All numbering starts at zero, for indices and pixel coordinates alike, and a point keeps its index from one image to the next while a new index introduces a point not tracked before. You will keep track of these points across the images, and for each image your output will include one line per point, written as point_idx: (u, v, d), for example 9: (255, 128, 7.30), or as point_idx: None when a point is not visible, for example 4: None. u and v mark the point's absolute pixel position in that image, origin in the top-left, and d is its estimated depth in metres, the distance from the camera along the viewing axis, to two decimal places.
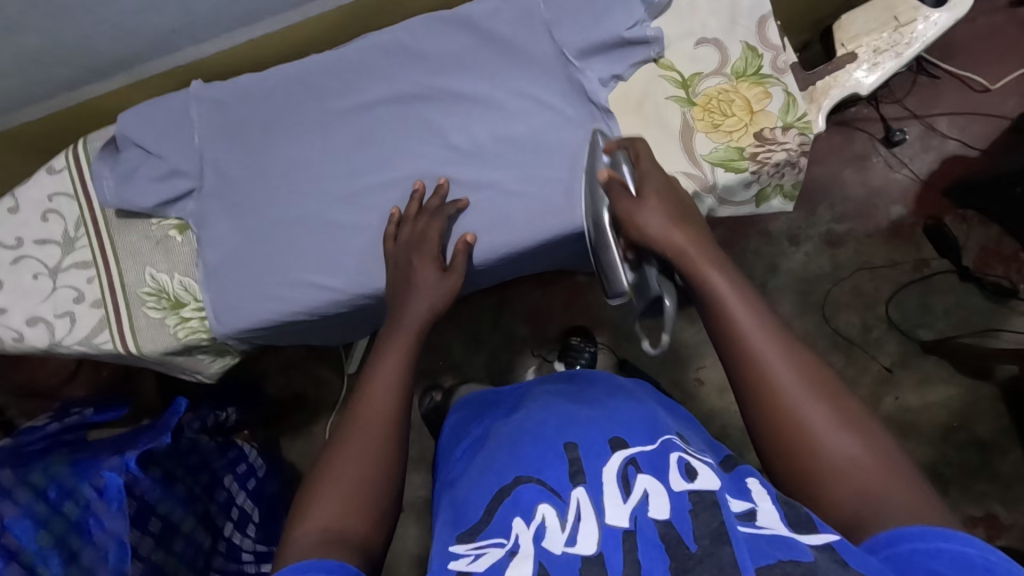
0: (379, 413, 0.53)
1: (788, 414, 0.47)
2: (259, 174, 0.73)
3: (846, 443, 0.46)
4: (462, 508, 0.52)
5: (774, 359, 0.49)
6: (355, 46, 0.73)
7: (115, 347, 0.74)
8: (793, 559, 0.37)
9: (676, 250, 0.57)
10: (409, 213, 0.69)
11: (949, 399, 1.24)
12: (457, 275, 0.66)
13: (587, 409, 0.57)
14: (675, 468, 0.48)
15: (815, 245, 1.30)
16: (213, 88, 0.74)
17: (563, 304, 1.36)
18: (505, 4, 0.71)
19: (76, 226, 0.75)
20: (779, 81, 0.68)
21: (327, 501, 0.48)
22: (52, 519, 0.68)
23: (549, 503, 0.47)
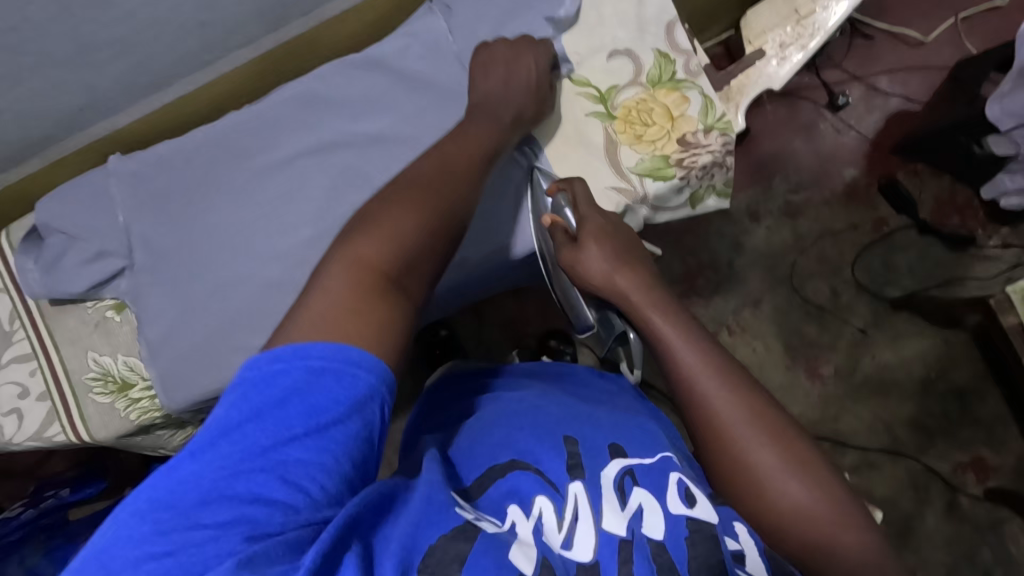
0: (450, 201, 0.53)
1: (741, 453, 0.49)
2: (190, 242, 0.72)
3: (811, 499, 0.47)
4: (457, 471, 0.53)
5: (723, 398, 0.52)
6: (274, 100, 0.73)
7: (68, 437, 0.72)
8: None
9: (627, 302, 0.60)
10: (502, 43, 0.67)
11: (925, 351, 1.25)
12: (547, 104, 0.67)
13: (581, 413, 0.58)
14: (675, 487, 0.47)
15: (775, 218, 1.30)
16: (132, 161, 0.73)
17: (538, 310, 1.36)
18: (413, 40, 0.72)
19: (10, 319, 0.74)
20: (694, 84, 0.68)
21: (392, 231, 0.48)
22: None
23: (546, 496, 0.47)
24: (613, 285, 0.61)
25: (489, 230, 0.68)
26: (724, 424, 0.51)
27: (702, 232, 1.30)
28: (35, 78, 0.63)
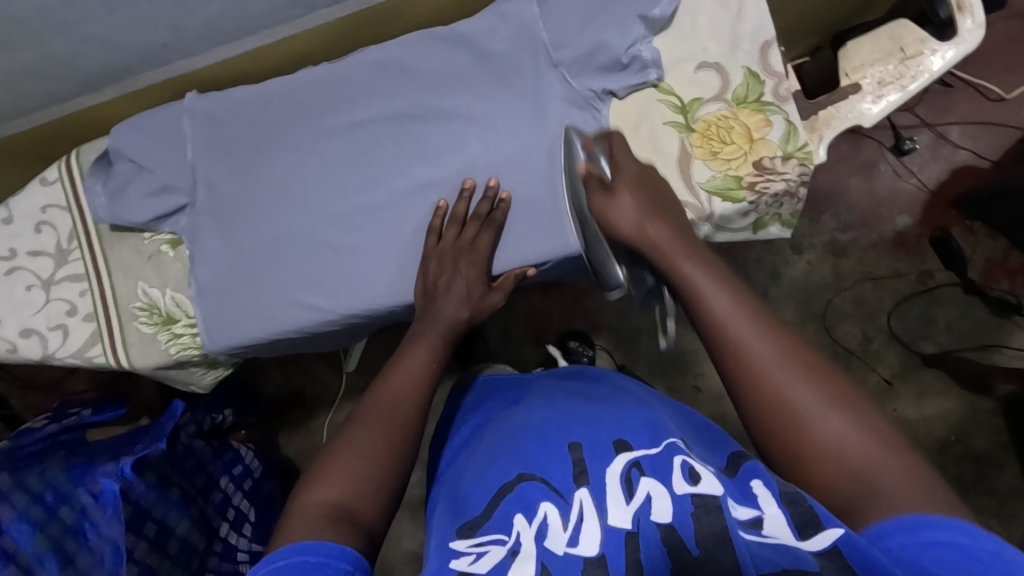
0: (403, 399, 0.56)
1: (774, 392, 0.46)
2: (252, 192, 0.73)
3: (851, 440, 0.43)
4: (466, 500, 0.54)
5: (753, 337, 0.49)
6: (353, 62, 0.73)
7: (107, 360, 0.74)
8: (795, 566, 0.36)
9: (654, 248, 0.61)
10: (458, 211, 0.68)
11: (947, 411, 1.22)
12: (501, 295, 0.69)
13: (588, 409, 0.57)
14: (678, 469, 0.44)
15: (818, 253, 1.28)
16: (207, 101, 0.73)
17: (561, 308, 1.41)
18: (502, 22, 0.70)
19: (68, 239, 0.75)
20: (781, 109, 0.66)
21: (334, 481, 0.49)
22: (48, 524, 0.87)
23: (550, 501, 0.48)
24: (644, 237, 0.62)
25: (527, 240, 0.68)
26: (750, 361, 0.48)
27: (739, 257, 1.28)
28: (125, 8, 0.63)
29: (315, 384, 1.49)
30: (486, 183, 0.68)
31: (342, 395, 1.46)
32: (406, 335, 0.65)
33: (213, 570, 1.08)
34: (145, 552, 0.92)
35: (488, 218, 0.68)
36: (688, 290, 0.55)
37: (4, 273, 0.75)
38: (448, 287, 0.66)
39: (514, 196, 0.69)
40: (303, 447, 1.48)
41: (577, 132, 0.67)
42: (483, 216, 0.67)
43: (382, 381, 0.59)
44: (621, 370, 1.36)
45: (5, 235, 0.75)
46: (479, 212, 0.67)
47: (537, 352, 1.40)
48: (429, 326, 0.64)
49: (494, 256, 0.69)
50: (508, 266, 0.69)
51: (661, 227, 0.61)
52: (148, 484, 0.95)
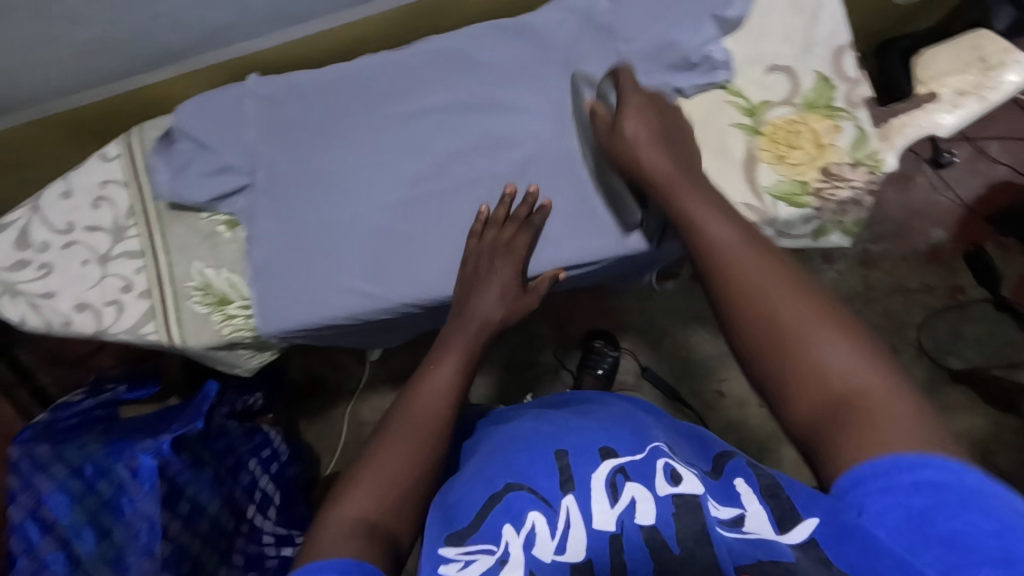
0: (431, 406, 0.55)
1: (765, 320, 0.46)
2: (311, 177, 0.73)
3: (839, 367, 0.43)
4: (453, 504, 0.51)
5: (744, 258, 0.49)
6: (419, 51, 0.73)
7: (160, 338, 0.74)
8: (773, 558, 0.39)
9: (648, 181, 0.59)
10: (497, 215, 0.67)
11: (972, 428, 1.21)
12: (534, 297, 0.67)
13: (580, 419, 0.57)
14: (661, 471, 0.47)
15: (849, 263, 1.27)
16: (270, 83, 0.74)
17: (586, 307, 1.41)
18: (570, 16, 0.70)
19: (125, 215, 0.75)
20: (851, 115, 0.66)
21: (360, 499, 0.49)
22: (85, 497, 0.92)
23: (539, 511, 0.47)
24: (642, 168, 0.59)
25: (574, 238, 0.68)
26: (739, 283, 0.48)
27: None
28: None
29: (337, 371, 1.49)
30: (528, 188, 0.68)
31: (363, 383, 1.46)
32: (439, 335, 0.64)
33: (240, 551, 1.10)
34: (176, 530, 0.94)
35: (527, 221, 0.67)
36: (683, 222, 0.54)
37: (61, 246, 0.75)
38: (481, 288, 0.65)
39: (554, 202, 0.69)
40: (322, 433, 1.49)
41: (584, 79, 0.68)
42: (522, 217, 0.67)
43: (413, 389, 0.57)
44: (644, 371, 1.36)
45: (63, 209, 0.76)
46: (517, 214, 0.67)
47: (559, 349, 1.41)
48: (460, 329, 0.62)
49: (529, 258, 0.68)
50: (538, 269, 0.69)
51: (663, 160, 0.58)
52: (184, 462, 0.96)
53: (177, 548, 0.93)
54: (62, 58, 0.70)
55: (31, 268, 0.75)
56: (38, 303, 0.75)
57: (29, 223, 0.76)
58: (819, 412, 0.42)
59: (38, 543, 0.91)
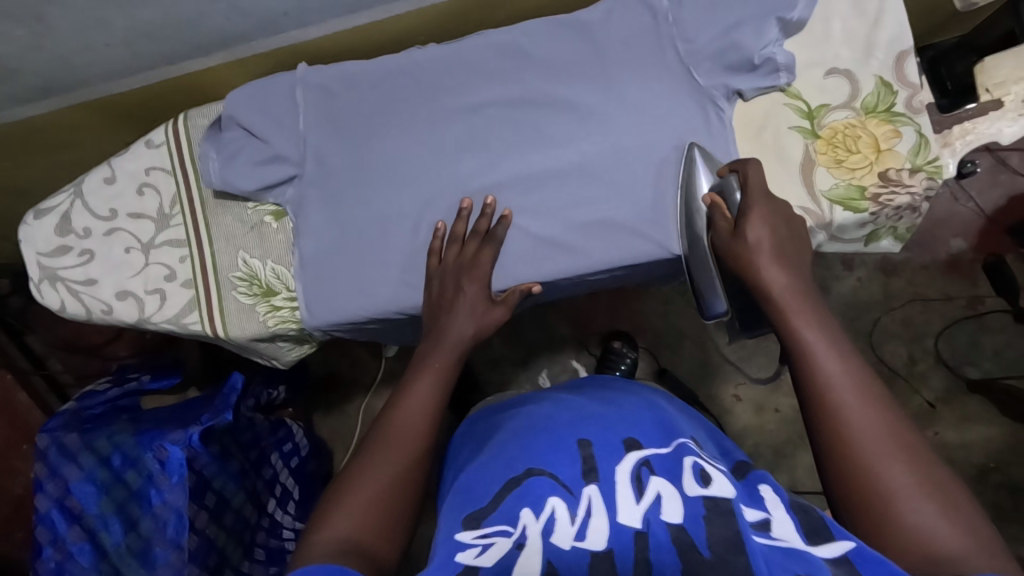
0: (410, 426, 0.58)
1: (866, 467, 0.45)
2: (360, 169, 0.72)
3: (941, 538, 0.42)
4: (472, 491, 0.55)
5: (851, 398, 0.47)
6: (474, 45, 0.72)
7: (203, 328, 0.73)
8: (808, 570, 0.40)
9: (770, 298, 0.55)
10: (456, 232, 0.68)
11: (989, 439, 1.20)
12: (505, 310, 0.68)
13: (597, 405, 0.64)
14: (689, 471, 0.51)
15: (869, 270, 1.27)
16: (323, 73, 0.73)
17: (606, 309, 1.41)
18: (627, 15, 0.70)
19: (170, 203, 0.75)
20: (912, 121, 0.66)
21: (341, 517, 0.51)
22: (114, 487, 0.92)
23: (560, 497, 0.50)
24: (757, 276, 0.56)
25: (602, 240, 0.68)
26: (847, 429, 0.46)
27: None
28: None
29: (354, 366, 1.48)
30: (483, 201, 0.69)
31: (379, 379, 1.45)
32: (414, 357, 0.65)
33: (261, 545, 1.09)
34: (205, 522, 0.93)
35: (488, 235, 0.69)
36: (797, 352, 0.51)
37: (103, 233, 0.74)
38: (453, 303, 0.67)
39: (539, 213, 0.70)
40: (336, 429, 1.48)
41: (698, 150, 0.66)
42: (483, 233, 0.68)
43: (389, 411, 0.59)
44: (663, 374, 1.36)
45: (107, 194, 0.75)
46: (478, 230, 0.68)
47: (577, 349, 1.40)
48: (436, 344, 0.65)
49: (495, 270, 0.70)
50: (511, 282, 0.70)
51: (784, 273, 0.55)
52: (212, 455, 0.95)
53: (205, 541, 0.92)
54: (115, 41, 0.70)
55: (71, 255, 0.74)
56: (79, 290, 0.74)
57: (71, 208, 0.75)
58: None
59: (65, 533, 0.90)
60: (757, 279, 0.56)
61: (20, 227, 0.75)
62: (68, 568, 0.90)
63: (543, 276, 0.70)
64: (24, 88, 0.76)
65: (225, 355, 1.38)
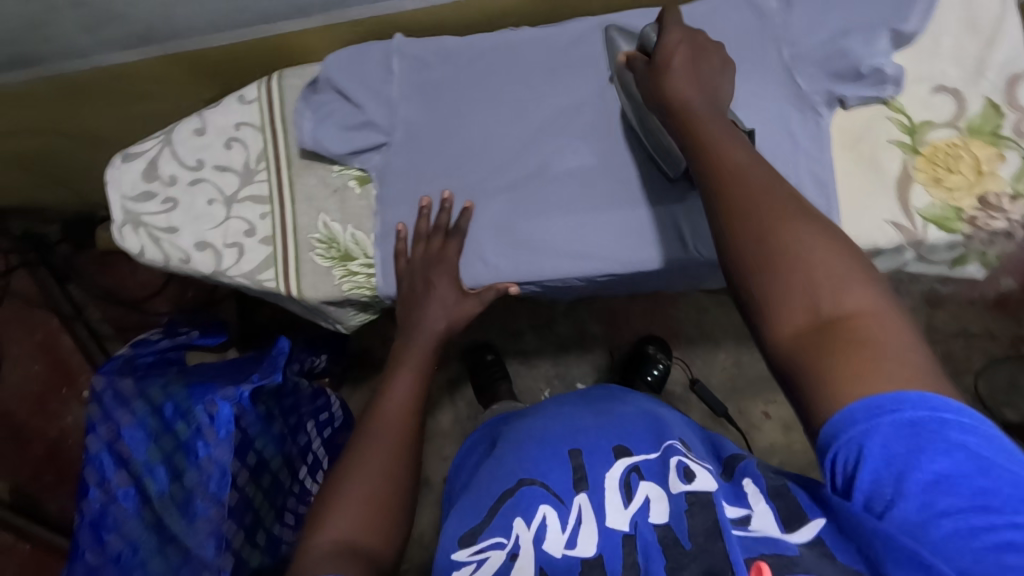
0: (391, 421, 0.63)
1: (773, 254, 0.46)
2: (449, 142, 0.72)
3: (854, 310, 0.42)
4: (474, 499, 0.59)
5: (754, 205, 0.48)
6: (574, 30, 0.72)
7: (277, 286, 0.74)
8: (778, 552, 0.43)
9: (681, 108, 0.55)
10: (420, 232, 0.71)
11: None
12: (477, 302, 0.71)
13: (592, 417, 0.64)
14: (674, 471, 0.54)
15: (914, 300, 1.25)
16: (419, 45, 0.73)
17: (642, 313, 1.41)
18: (732, 12, 0.69)
19: (256, 158, 0.75)
20: (1018, 145, 0.65)
21: (334, 517, 0.55)
22: (162, 437, 0.93)
23: (550, 506, 0.55)
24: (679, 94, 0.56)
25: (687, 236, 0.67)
26: (749, 222, 0.47)
27: None
28: None
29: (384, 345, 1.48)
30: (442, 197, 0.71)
31: None
32: (392, 357, 0.71)
33: (292, 511, 1.09)
34: (244, 481, 0.94)
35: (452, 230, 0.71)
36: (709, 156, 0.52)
37: (188, 182, 0.76)
38: (425, 300, 0.70)
39: (623, 206, 0.69)
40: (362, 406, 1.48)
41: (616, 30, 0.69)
42: (445, 227, 0.70)
43: (372, 410, 0.64)
44: (694, 384, 1.34)
45: (195, 145, 0.76)
46: (439, 225, 0.70)
47: (610, 351, 1.40)
48: (413, 344, 0.70)
49: (460, 270, 0.71)
50: (488, 278, 0.71)
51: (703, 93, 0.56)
52: (258, 415, 0.95)
53: (242, 498, 0.93)
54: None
55: (156, 202, 0.75)
56: (160, 237, 0.75)
57: (159, 156, 0.76)
58: (809, 331, 0.43)
59: (112, 476, 0.93)
60: (690, 115, 0.55)
61: (107, 169, 0.76)
62: (112, 511, 0.92)
63: (527, 273, 0.70)
64: (122, 35, 0.76)
65: (261, 324, 1.39)
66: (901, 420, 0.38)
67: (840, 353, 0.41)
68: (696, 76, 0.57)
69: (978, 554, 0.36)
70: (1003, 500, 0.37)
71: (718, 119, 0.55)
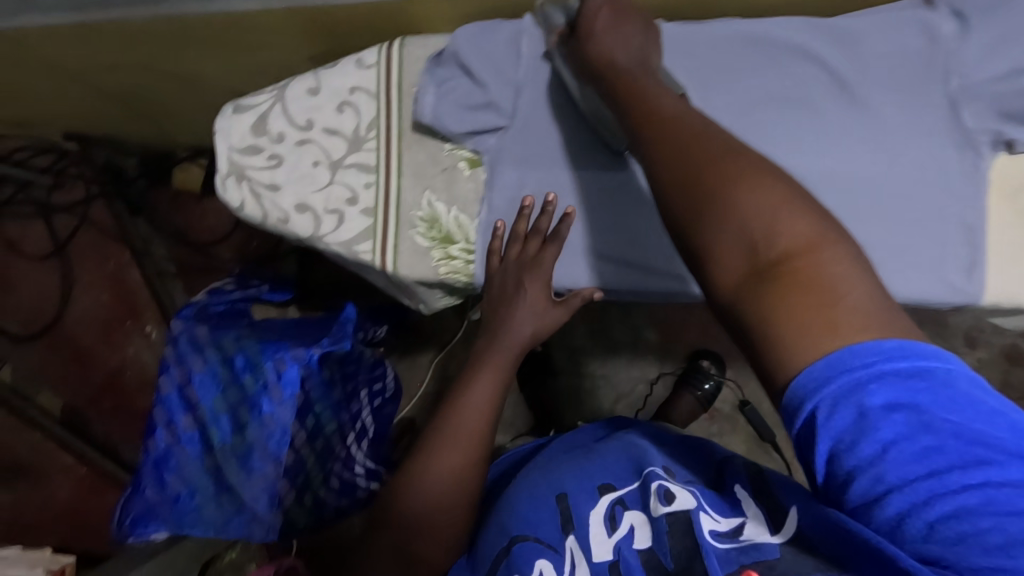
0: (470, 429, 0.61)
1: (713, 187, 0.44)
2: (570, 135, 0.70)
3: (789, 237, 0.40)
4: (482, 548, 0.57)
5: (699, 146, 0.47)
6: (721, 29, 0.67)
7: (373, 260, 0.72)
8: (760, 559, 0.42)
9: (613, 75, 0.58)
10: (517, 232, 0.67)
11: None
12: (565, 311, 0.68)
13: (574, 458, 0.60)
14: (654, 492, 0.50)
15: (994, 353, 1.17)
16: (552, 28, 0.69)
17: (701, 326, 1.35)
18: (898, 33, 0.63)
19: (367, 126, 0.74)
20: None
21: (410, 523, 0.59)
22: (228, 388, 0.93)
23: (546, 558, 0.51)
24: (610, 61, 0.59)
25: None
26: (690, 160, 0.47)
27: None
28: None
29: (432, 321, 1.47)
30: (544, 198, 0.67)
31: (455, 339, 1.39)
32: (472, 353, 0.68)
33: None
34: (302, 442, 0.95)
35: (552, 234, 0.67)
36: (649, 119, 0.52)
37: (296, 142, 0.74)
38: (515, 305, 0.67)
39: None
40: None
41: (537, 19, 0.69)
42: (543, 232, 0.67)
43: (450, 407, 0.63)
44: (744, 406, 1.29)
45: (306, 105, 0.74)
46: (537, 228, 0.67)
47: (662, 361, 1.35)
48: (498, 348, 0.66)
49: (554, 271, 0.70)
50: (579, 283, 0.70)
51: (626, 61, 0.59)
52: (322, 379, 0.96)
53: (298, 460, 0.95)
54: None
55: (261, 157, 0.74)
56: (262, 194, 0.74)
57: (270, 111, 0.75)
58: (749, 277, 0.41)
59: (179, 419, 0.95)
60: (626, 88, 0.57)
61: (217, 118, 0.75)
62: (175, 453, 0.94)
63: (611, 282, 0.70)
64: None
65: (317, 281, 1.36)
66: (848, 384, 0.35)
67: (789, 296, 0.38)
68: (618, 38, 0.60)
69: (933, 523, 0.33)
70: (952, 457, 0.34)
71: (657, 88, 0.56)
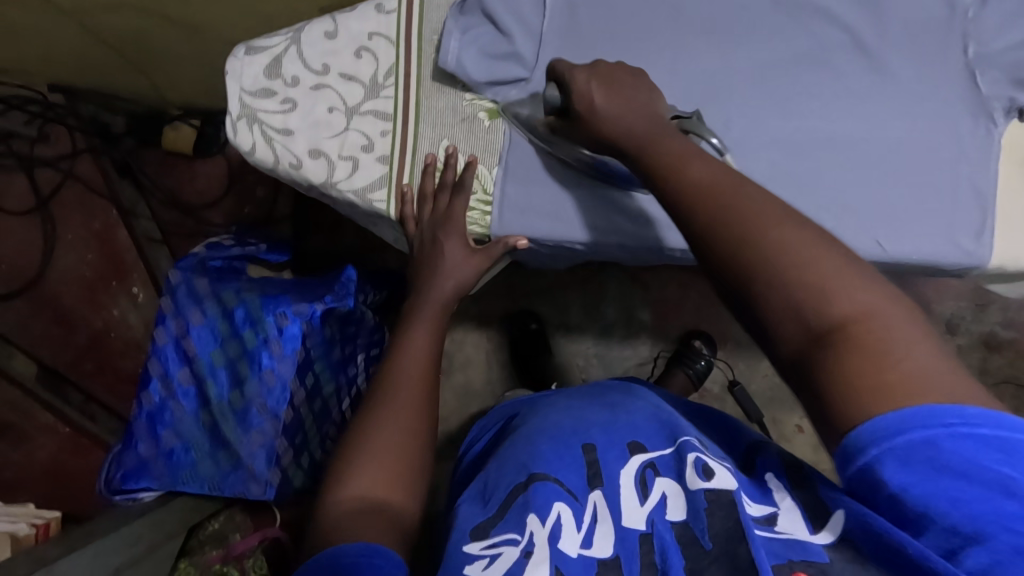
0: (411, 369, 0.60)
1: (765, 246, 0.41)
2: None
3: (862, 301, 0.38)
4: (488, 487, 0.53)
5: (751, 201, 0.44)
6: None
7: (388, 210, 0.72)
8: (807, 558, 0.40)
9: (627, 136, 0.55)
10: (426, 190, 0.70)
11: None
12: (485, 258, 0.70)
13: (603, 413, 0.58)
14: (692, 466, 0.48)
15: (972, 340, 1.20)
16: None
17: (694, 306, 1.36)
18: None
19: (385, 73, 0.72)
20: None
21: (360, 472, 0.51)
22: (227, 341, 0.92)
23: (566, 503, 0.49)
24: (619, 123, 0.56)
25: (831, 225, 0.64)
26: (731, 209, 0.44)
27: None
28: None
29: None
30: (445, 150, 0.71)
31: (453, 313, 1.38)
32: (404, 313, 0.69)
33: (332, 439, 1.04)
34: (301, 400, 0.92)
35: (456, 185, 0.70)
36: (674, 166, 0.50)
37: (311, 86, 0.72)
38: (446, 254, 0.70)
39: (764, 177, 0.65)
40: None
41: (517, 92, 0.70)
42: (450, 184, 0.70)
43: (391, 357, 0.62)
44: (732, 386, 1.31)
45: (322, 48, 0.72)
46: (444, 181, 0.70)
47: (654, 340, 1.35)
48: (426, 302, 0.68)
49: (494, 220, 0.70)
50: (517, 230, 0.69)
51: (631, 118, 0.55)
52: (323, 337, 0.94)
53: (297, 418, 0.92)
54: None
55: (275, 100, 0.71)
56: (274, 137, 0.71)
57: (285, 53, 0.72)
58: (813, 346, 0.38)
59: (175, 373, 0.93)
60: (649, 148, 0.53)
61: (228, 59, 0.71)
62: (170, 407, 0.92)
63: (602, 231, 0.69)
64: None
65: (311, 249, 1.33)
66: (922, 440, 0.34)
67: (853, 361, 0.36)
68: (623, 105, 0.56)
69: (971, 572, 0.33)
70: None
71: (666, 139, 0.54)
